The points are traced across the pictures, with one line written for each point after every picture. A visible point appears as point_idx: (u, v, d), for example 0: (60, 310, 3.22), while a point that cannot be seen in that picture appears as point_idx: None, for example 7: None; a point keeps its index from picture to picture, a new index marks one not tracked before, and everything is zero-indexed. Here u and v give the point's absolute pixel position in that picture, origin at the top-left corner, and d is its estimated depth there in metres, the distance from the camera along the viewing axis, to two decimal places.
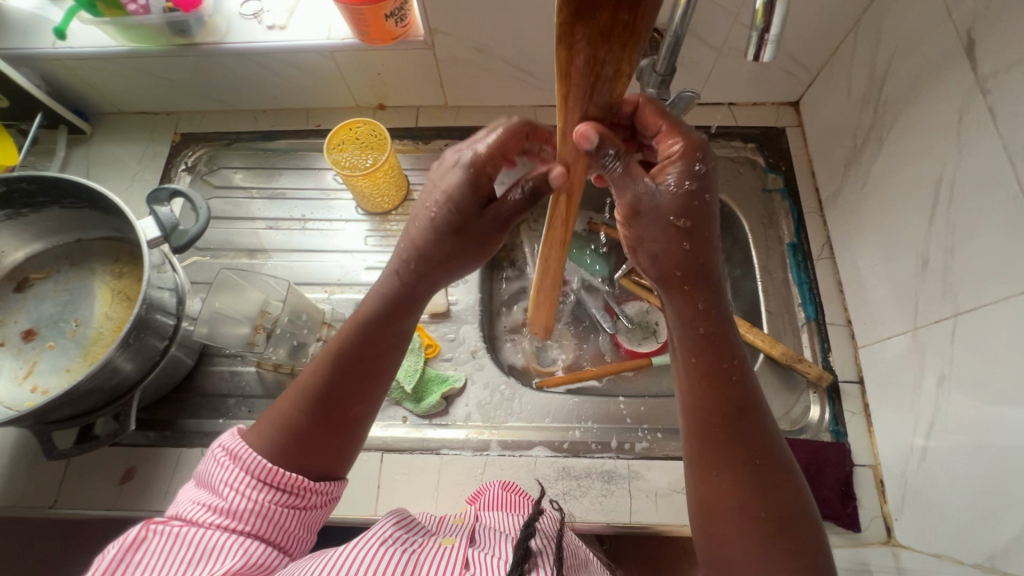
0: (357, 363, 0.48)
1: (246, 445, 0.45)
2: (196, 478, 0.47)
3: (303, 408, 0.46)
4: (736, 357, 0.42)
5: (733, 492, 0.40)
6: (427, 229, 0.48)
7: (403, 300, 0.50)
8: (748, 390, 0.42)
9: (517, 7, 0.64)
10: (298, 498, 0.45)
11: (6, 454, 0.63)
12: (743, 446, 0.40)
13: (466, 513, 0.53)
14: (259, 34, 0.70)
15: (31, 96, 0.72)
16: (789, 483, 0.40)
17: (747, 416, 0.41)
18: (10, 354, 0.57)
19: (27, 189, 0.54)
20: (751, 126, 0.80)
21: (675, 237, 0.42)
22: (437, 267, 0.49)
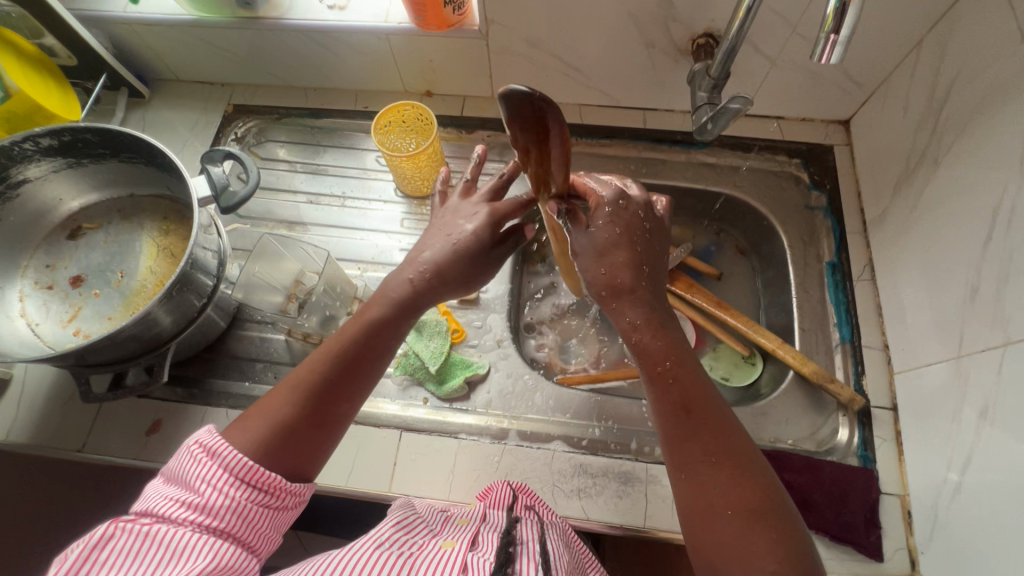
0: (347, 364, 0.51)
1: (226, 444, 0.45)
2: (163, 474, 0.45)
3: (294, 403, 0.48)
4: (676, 354, 0.48)
5: (703, 487, 0.43)
6: (436, 252, 0.56)
7: (400, 310, 0.54)
8: (697, 386, 0.47)
9: (574, 3, 0.65)
10: (273, 498, 0.45)
11: (41, 396, 0.65)
12: (707, 439, 0.44)
13: (471, 512, 0.53)
14: (319, 13, 0.72)
15: (98, 57, 0.75)
16: (759, 472, 0.43)
17: (698, 409, 0.45)
18: (58, 298, 0.59)
19: (90, 140, 0.56)
20: (798, 141, 0.79)
21: (610, 254, 0.50)
22: (435, 285, 0.56)
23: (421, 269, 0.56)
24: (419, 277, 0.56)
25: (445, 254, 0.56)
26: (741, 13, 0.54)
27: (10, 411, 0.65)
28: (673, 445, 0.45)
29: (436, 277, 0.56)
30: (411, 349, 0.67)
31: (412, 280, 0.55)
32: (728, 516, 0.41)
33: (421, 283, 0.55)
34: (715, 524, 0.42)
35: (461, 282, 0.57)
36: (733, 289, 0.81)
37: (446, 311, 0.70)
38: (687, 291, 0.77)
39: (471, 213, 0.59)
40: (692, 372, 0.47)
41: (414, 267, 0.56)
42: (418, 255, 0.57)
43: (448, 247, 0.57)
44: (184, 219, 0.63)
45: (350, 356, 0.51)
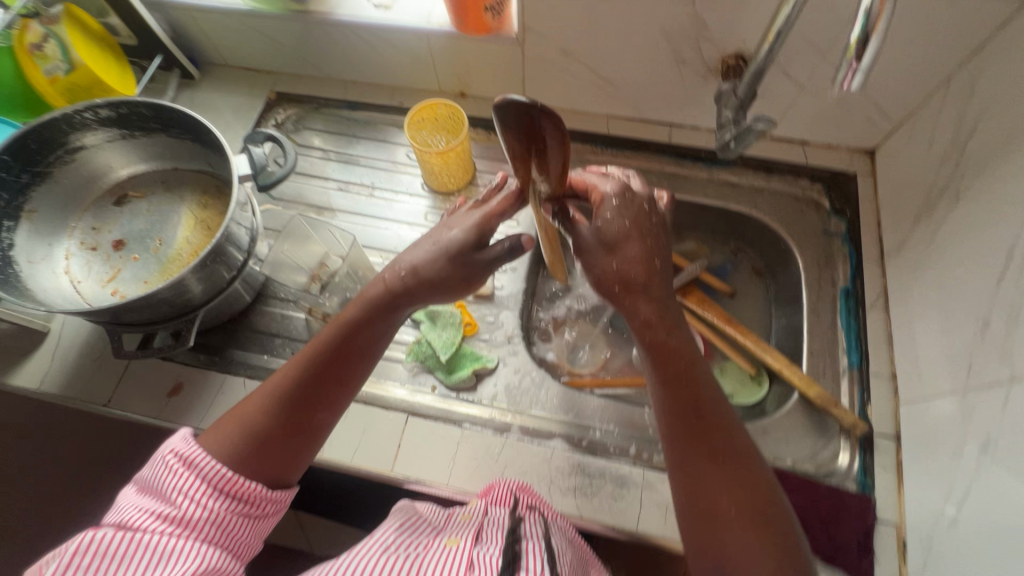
0: (323, 371, 0.51)
1: (203, 453, 0.47)
2: (137, 484, 0.47)
3: (266, 412, 0.49)
4: (689, 357, 0.50)
5: (708, 484, 0.45)
6: (407, 271, 0.55)
7: (365, 328, 0.53)
8: (705, 390, 0.48)
9: (609, 17, 0.67)
10: (252, 508, 0.47)
11: (74, 351, 0.69)
12: (711, 441, 0.46)
13: (474, 508, 0.54)
14: (365, 10, 0.75)
15: (156, 38, 0.80)
16: (763, 478, 0.45)
17: (707, 409, 0.48)
18: (100, 259, 0.62)
19: (145, 114, 0.60)
20: (821, 167, 0.79)
21: (632, 256, 0.52)
22: (400, 302, 0.55)
23: (386, 289, 0.55)
24: (384, 296, 0.54)
25: (419, 269, 0.55)
26: (770, 37, 0.56)
27: (45, 363, 0.69)
28: (678, 443, 0.47)
29: (406, 293, 0.55)
30: (424, 337, 0.69)
31: (379, 299, 0.54)
32: (729, 516, 0.43)
33: (387, 302, 0.54)
34: (721, 522, 0.44)
35: (433, 294, 0.55)
36: (745, 308, 0.82)
37: (461, 304, 0.73)
38: (699, 305, 0.78)
39: (459, 222, 0.57)
40: (700, 370, 0.49)
41: (379, 287, 0.55)
42: (384, 272, 0.55)
43: (420, 263, 0.55)
44: (222, 195, 0.66)
45: (321, 369, 0.51)
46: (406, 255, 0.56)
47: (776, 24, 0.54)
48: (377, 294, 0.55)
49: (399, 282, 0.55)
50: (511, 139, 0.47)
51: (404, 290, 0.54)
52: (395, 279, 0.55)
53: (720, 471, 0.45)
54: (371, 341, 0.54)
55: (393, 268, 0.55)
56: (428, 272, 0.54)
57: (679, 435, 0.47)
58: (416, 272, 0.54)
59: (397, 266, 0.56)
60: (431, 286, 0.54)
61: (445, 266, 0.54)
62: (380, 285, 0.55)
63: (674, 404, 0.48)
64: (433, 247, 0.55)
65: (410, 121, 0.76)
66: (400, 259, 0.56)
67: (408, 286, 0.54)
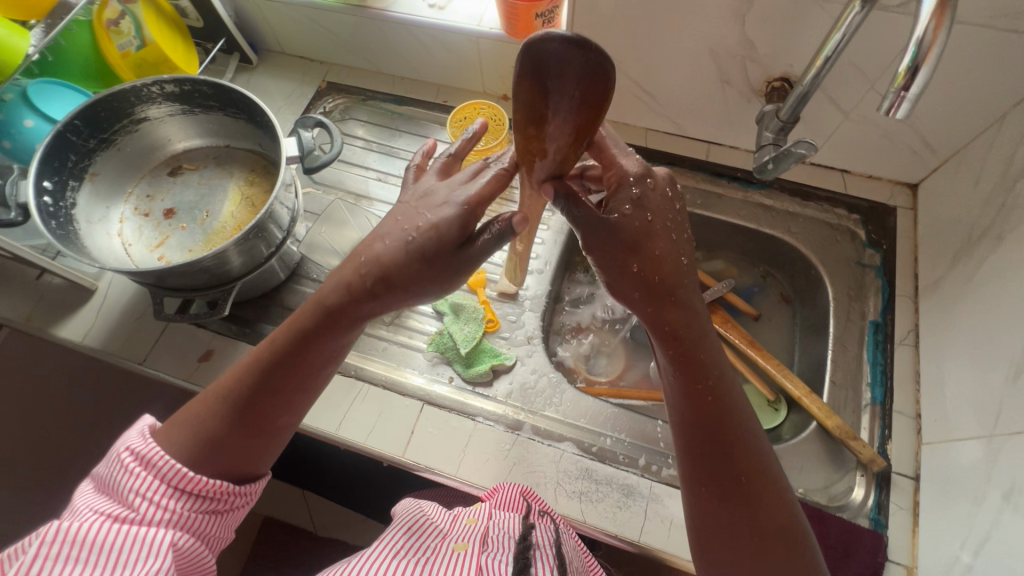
0: (285, 376, 0.50)
1: (160, 452, 0.47)
2: (96, 483, 0.48)
3: (224, 417, 0.49)
4: (712, 375, 0.48)
5: (726, 501, 0.47)
6: (376, 268, 0.50)
7: (326, 335, 0.50)
8: (724, 408, 0.48)
9: (658, 32, 0.68)
10: (217, 504, 0.49)
11: (117, 309, 0.73)
12: (731, 463, 0.47)
13: (478, 512, 0.55)
14: (420, 10, 0.78)
15: (221, 22, 0.84)
16: (775, 493, 0.47)
17: (730, 428, 0.48)
18: (151, 225, 0.66)
19: (205, 92, 0.64)
20: (861, 197, 0.78)
21: (661, 257, 0.49)
22: (365, 310, 0.51)
23: (349, 297, 0.50)
24: (347, 304, 0.50)
25: (393, 261, 0.49)
26: (818, 62, 0.56)
27: (89, 318, 0.73)
28: (695, 459, 0.48)
29: (381, 287, 0.50)
30: (447, 329, 0.71)
31: (344, 304, 0.50)
32: (747, 535, 0.46)
33: (346, 313, 0.50)
34: (732, 535, 0.47)
35: (406, 301, 0.51)
36: (769, 332, 0.81)
37: (485, 300, 0.74)
38: (722, 325, 0.78)
39: (439, 208, 0.51)
40: (727, 384, 0.49)
41: (338, 296, 0.50)
42: (346, 278, 0.50)
43: (393, 256, 0.49)
44: (268, 176, 0.70)
45: (276, 378, 0.50)
46: (380, 240, 0.51)
47: (826, 50, 0.54)
48: (339, 301, 0.50)
49: (361, 291, 0.50)
50: (523, 110, 0.47)
51: (376, 283, 0.50)
52: (367, 269, 0.50)
53: (738, 489, 0.47)
54: (338, 344, 0.52)
55: (358, 271, 0.50)
56: (403, 267, 0.49)
57: (699, 449, 0.48)
58: (384, 278, 0.50)
59: (370, 251, 0.51)
60: (400, 287, 0.50)
61: (418, 267, 0.49)
62: (345, 286, 0.50)
63: (695, 425, 0.48)
64: (411, 232, 0.50)
65: (454, 116, 0.80)
66: (367, 254, 0.50)
67: (373, 293, 0.50)
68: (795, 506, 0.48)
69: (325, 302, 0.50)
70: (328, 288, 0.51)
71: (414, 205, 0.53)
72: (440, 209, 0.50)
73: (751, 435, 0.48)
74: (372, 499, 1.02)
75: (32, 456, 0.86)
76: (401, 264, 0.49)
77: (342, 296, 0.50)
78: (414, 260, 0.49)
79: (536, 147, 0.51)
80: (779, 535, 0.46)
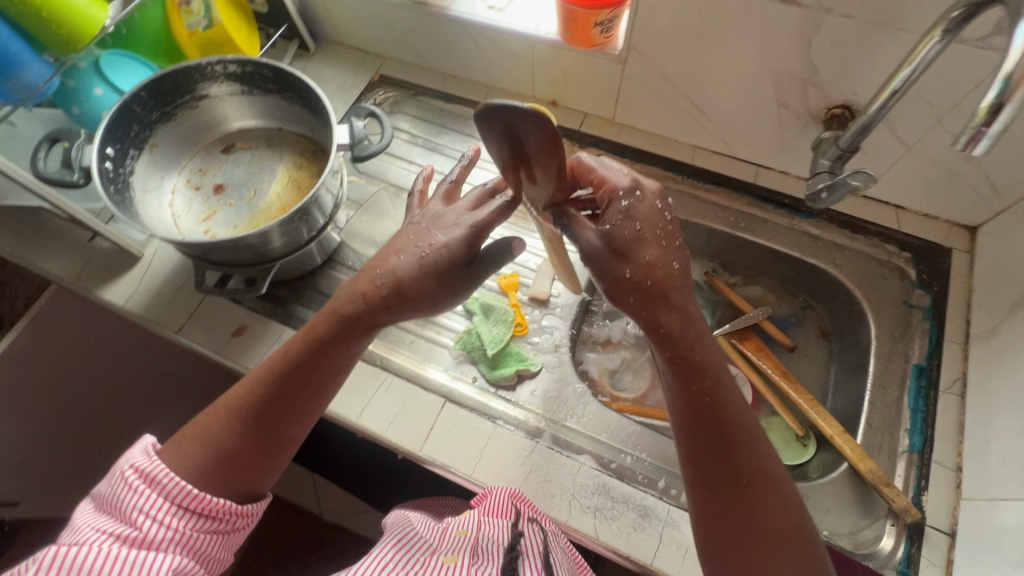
0: (296, 382, 0.54)
1: (164, 469, 0.49)
2: (98, 502, 0.49)
3: (236, 429, 0.52)
4: (710, 375, 0.48)
5: (726, 504, 0.47)
6: (389, 282, 0.54)
7: (339, 344, 0.54)
8: (723, 408, 0.48)
9: (718, 49, 0.67)
10: (220, 524, 0.51)
11: (160, 277, 0.75)
12: (734, 465, 0.47)
13: (468, 522, 0.54)
14: (479, 10, 0.79)
15: (284, 9, 0.86)
16: (780, 491, 0.48)
17: (730, 429, 0.48)
18: (200, 199, 0.68)
19: (264, 75, 0.65)
20: (914, 235, 0.75)
21: (646, 267, 0.48)
22: (376, 321, 0.55)
23: (361, 307, 0.54)
24: (359, 314, 0.54)
25: (404, 280, 0.54)
26: (885, 94, 0.54)
27: (133, 283, 0.75)
28: (697, 462, 0.49)
29: (389, 301, 0.54)
30: (476, 329, 0.70)
31: (355, 312, 0.54)
32: (755, 539, 0.46)
33: (358, 322, 0.54)
34: (736, 540, 0.47)
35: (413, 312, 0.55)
36: (803, 365, 0.78)
37: (516, 304, 0.73)
38: (754, 353, 0.76)
39: (448, 229, 0.56)
40: (723, 385, 0.49)
41: (350, 307, 0.54)
42: (359, 290, 0.54)
43: (404, 276, 0.54)
44: (316, 162, 0.71)
45: (288, 388, 0.53)
46: (391, 256, 0.55)
47: (895, 81, 0.52)
48: (351, 312, 0.54)
49: (376, 301, 0.54)
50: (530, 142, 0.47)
51: (385, 297, 0.54)
52: (379, 286, 0.54)
53: (740, 491, 0.47)
54: (349, 352, 0.56)
55: (373, 283, 0.54)
56: (414, 286, 0.54)
57: (702, 450, 0.48)
58: (397, 291, 0.54)
59: (383, 268, 0.55)
60: (411, 300, 0.54)
61: (427, 285, 0.54)
62: (359, 297, 0.54)
63: (695, 428, 0.48)
64: (421, 258, 0.54)
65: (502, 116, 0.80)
66: (383, 268, 0.55)
67: (385, 304, 0.54)
68: (800, 502, 0.48)
69: (340, 311, 0.54)
70: (341, 298, 0.55)
71: (418, 226, 0.58)
72: (449, 228, 0.56)
73: (752, 438, 0.48)
74: (381, 490, 1.02)
75: (65, 410, 0.89)
76: (416, 280, 0.54)
77: (352, 308, 0.54)
78: (426, 277, 0.53)
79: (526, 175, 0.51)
80: (785, 539, 0.46)
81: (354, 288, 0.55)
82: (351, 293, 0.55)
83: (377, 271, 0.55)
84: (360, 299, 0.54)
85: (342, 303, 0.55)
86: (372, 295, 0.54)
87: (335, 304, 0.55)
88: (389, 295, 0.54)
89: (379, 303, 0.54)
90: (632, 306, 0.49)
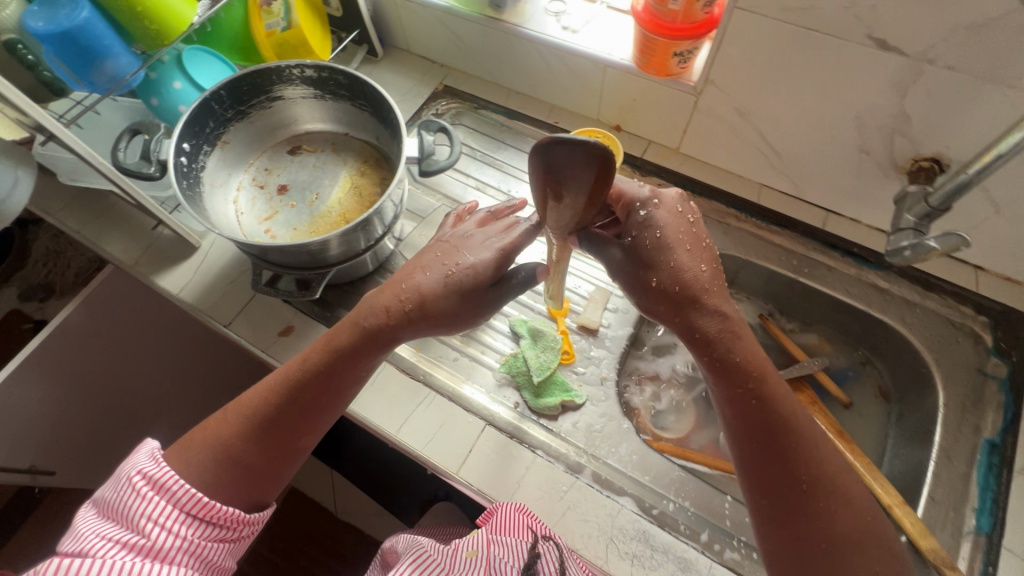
0: (312, 393, 0.53)
1: (172, 477, 0.49)
2: (101, 507, 0.48)
3: (247, 438, 0.52)
4: (755, 377, 0.48)
5: (789, 510, 0.47)
6: (412, 297, 0.53)
7: (355, 357, 0.53)
8: (774, 409, 0.48)
9: (802, 91, 0.64)
10: (227, 533, 0.50)
11: (214, 269, 0.76)
12: (790, 470, 0.47)
13: (478, 542, 0.51)
14: (552, 31, 0.78)
15: (358, 15, 0.87)
16: (842, 493, 0.47)
17: (784, 432, 0.47)
18: (264, 198, 0.68)
19: (340, 82, 0.65)
20: (993, 299, 0.71)
21: (673, 272, 0.51)
22: (395, 337, 0.54)
23: (381, 322, 0.53)
24: (377, 329, 0.53)
25: (426, 297, 0.53)
26: (988, 156, 0.51)
27: (189, 273, 0.76)
28: (752, 467, 0.49)
29: (409, 317, 0.53)
30: (523, 354, 0.69)
31: (375, 327, 0.53)
32: (819, 546, 0.46)
33: (377, 337, 0.53)
34: (804, 547, 0.46)
35: (435, 329, 0.54)
36: (858, 423, 0.74)
37: (564, 331, 0.72)
38: (807, 406, 0.73)
39: (475, 248, 0.56)
40: (770, 388, 0.48)
41: (370, 322, 0.53)
42: (381, 305, 0.54)
43: (428, 293, 0.53)
44: (379, 171, 0.71)
45: (302, 398, 0.53)
46: (419, 270, 0.55)
47: (1006, 144, 0.49)
48: (370, 327, 0.53)
49: (399, 316, 0.53)
50: (552, 179, 0.48)
51: (407, 313, 0.53)
52: (403, 300, 0.54)
53: (800, 496, 0.47)
54: (367, 365, 0.55)
55: (396, 298, 0.54)
56: (437, 305, 0.53)
57: (757, 455, 0.48)
58: (419, 309, 0.53)
59: (408, 283, 0.55)
60: (431, 318, 0.53)
61: (448, 304, 0.53)
62: (379, 311, 0.53)
63: (746, 433, 0.48)
64: (447, 276, 0.54)
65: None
66: (408, 283, 0.54)
67: (406, 320, 0.53)
68: (866, 507, 0.48)
69: (359, 324, 0.54)
70: (360, 310, 0.54)
71: (443, 247, 0.58)
72: (478, 248, 0.55)
73: (809, 439, 0.48)
74: (403, 500, 1.01)
75: (109, 386, 0.91)
76: (441, 298, 0.53)
77: (372, 322, 0.53)
78: (451, 295, 0.53)
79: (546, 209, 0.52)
80: (858, 544, 0.46)
81: (375, 302, 0.54)
82: (371, 307, 0.54)
83: (401, 286, 0.54)
84: (380, 313, 0.53)
85: (362, 316, 0.54)
86: (395, 310, 0.53)
87: (359, 315, 0.54)
88: (410, 312, 0.53)
89: (397, 320, 0.53)
90: (664, 313, 0.52)
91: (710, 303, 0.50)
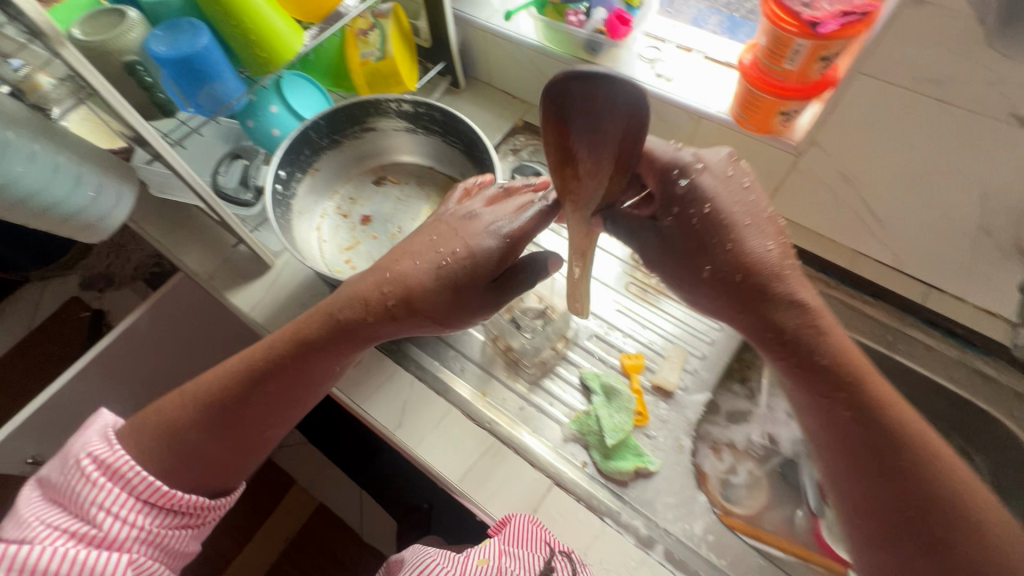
0: (279, 386, 0.50)
1: (125, 461, 0.48)
2: (53, 488, 0.47)
3: (206, 427, 0.50)
4: (853, 384, 0.42)
5: (899, 537, 0.42)
6: (395, 289, 0.48)
7: (326, 350, 0.50)
8: (879, 422, 0.42)
9: (920, 162, 0.60)
10: (190, 520, 0.50)
11: (287, 290, 0.76)
12: (902, 492, 0.41)
13: (490, 552, 0.52)
14: (646, 78, 0.76)
15: (448, 48, 0.88)
16: (973, 523, 0.40)
17: (893, 447, 0.42)
18: (347, 227, 0.67)
19: (435, 118, 0.65)
20: None
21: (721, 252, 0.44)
22: (366, 336, 0.50)
23: (350, 317, 0.49)
24: (351, 324, 0.49)
25: (414, 286, 0.48)
26: None
27: (261, 291, 0.76)
28: (852, 484, 0.44)
29: (407, 307, 0.48)
30: (595, 412, 0.65)
31: (353, 320, 0.49)
32: None
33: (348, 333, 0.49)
34: None
35: (426, 326, 0.49)
36: None
37: (639, 389, 0.68)
38: None
39: (478, 232, 0.50)
40: (871, 393, 0.43)
41: (339, 315, 0.49)
42: (349, 298, 0.49)
43: (418, 286, 0.48)
44: None
45: (266, 389, 0.50)
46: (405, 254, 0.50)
47: None
48: (338, 320, 0.49)
49: (380, 309, 0.48)
50: (577, 139, 0.44)
51: (389, 302, 0.48)
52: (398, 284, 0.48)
53: (914, 522, 0.41)
54: (339, 361, 0.51)
55: (371, 290, 0.49)
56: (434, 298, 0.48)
57: (858, 473, 0.43)
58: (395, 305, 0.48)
59: (396, 271, 0.49)
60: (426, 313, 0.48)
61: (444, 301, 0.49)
62: (354, 303, 0.49)
63: (843, 448, 0.43)
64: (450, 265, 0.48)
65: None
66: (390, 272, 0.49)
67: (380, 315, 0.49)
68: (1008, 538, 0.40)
69: (332, 316, 0.49)
70: (336, 301, 0.50)
71: (452, 226, 0.52)
72: (483, 236, 0.50)
73: (925, 456, 0.42)
74: None
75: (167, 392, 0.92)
76: (429, 293, 0.48)
77: (351, 311, 0.49)
78: (443, 291, 0.48)
79: (570, 184, 0.49)
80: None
81: (349, 292, 0.50)
82: (345, 299, 0.49)
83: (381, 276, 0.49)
84: (364, 309, 0.48)
85: (339, 306, 0.50)
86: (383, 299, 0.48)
87: (331, 307, 0.50)
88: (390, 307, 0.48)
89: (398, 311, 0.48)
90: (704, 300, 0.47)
91: (784, 290, 0.43)
